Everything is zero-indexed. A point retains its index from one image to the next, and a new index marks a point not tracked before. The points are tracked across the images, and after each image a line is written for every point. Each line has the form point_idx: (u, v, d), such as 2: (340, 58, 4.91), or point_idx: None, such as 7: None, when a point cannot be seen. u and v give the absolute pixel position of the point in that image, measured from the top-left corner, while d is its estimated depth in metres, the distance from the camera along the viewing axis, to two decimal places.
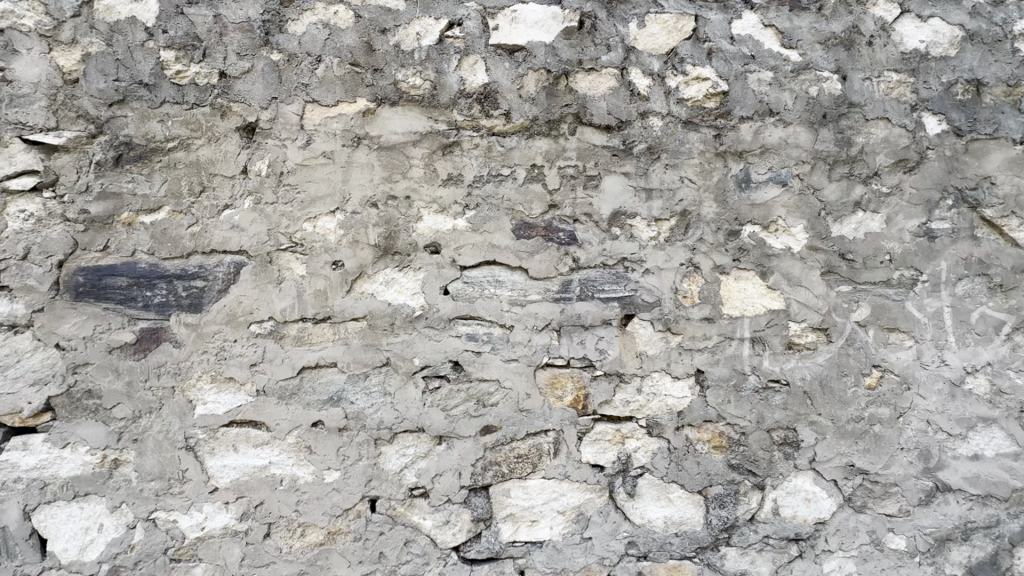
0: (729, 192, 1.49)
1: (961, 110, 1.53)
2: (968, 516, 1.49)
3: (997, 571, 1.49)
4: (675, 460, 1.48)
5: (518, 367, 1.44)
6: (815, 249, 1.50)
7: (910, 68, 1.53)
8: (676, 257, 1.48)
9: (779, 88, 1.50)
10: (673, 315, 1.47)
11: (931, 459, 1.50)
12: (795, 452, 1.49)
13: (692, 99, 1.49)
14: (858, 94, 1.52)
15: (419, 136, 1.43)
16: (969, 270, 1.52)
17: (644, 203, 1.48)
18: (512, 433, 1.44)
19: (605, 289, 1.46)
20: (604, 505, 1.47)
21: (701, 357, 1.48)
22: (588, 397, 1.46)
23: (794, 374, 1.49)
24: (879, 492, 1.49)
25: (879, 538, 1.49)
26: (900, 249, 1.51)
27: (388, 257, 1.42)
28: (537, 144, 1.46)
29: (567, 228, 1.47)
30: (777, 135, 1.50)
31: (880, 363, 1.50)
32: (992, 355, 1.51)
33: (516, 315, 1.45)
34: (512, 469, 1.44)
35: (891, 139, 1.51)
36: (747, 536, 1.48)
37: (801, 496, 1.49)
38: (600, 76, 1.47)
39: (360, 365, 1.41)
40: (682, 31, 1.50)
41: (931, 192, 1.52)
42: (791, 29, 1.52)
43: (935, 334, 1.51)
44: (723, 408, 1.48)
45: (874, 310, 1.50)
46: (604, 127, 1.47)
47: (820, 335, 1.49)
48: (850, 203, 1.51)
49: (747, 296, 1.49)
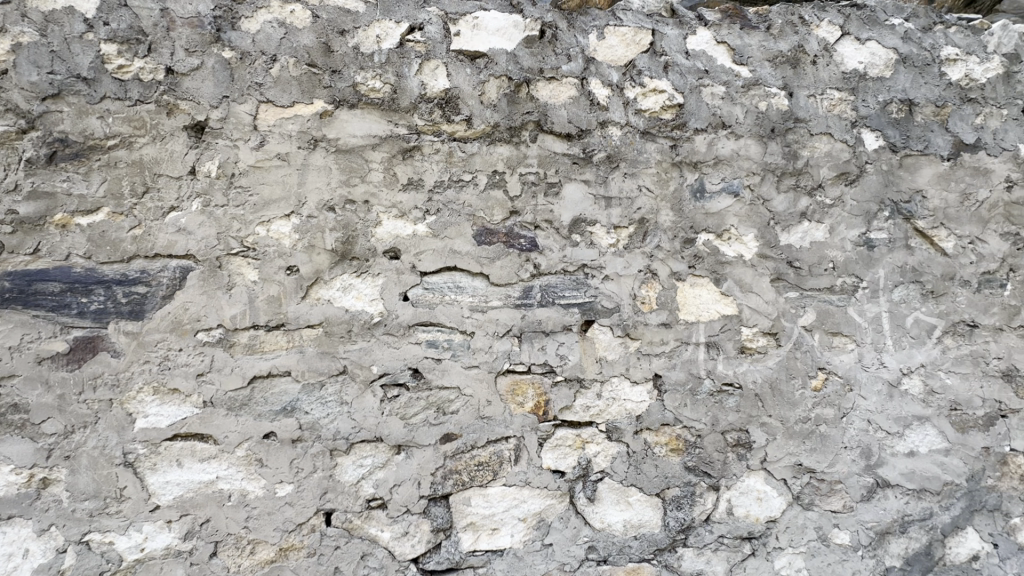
0: (684, 201, 1.53)
1: (896, 127, 1.64)
2: (905, 510, 1.58)
3: (931, 560, 1.58)
4: (634, 463, 1.50)
5: (479, 374, 1.43)
6: (765, 257, 1.56)
7: (850, 87, 1.63)
8: (634, 264, 1.51)
9: (731, 102, 1.56)
10: (632, 320, 1.50)
11: (872, 456, 1.58)
12: (748, 452, 1.54)
13: (649, 110, 1.53)
14: (804, 110, 1.60)
15: (379, 139, 1.41)
16: (904, 278, 1.62)
17: (603, 211, 1.50)
18: (472, 440, 1.42)
19: (565, 295, 1.48)
20: (565, 510, 1.47)
21: (658, 362, 1.51)
22: (549, 403, 1.46)
23: (747, 377, 1.54)
24: (825, 489, 1.56)
25: (826, 534, 1.56)
26: (843, 257, 1.59)
27: (346, 262, 1.39)
28: (499, 150, 1.46)
29: (528, 234, 1.47)
30: (729, 147, 1.55)
31: (825, 366, 1.57)
32: (925, 357, 1.61)
33: (477, 321, 1.44)
34: (473, 477, 1.42)
35: (833, 153, 1.60)
36: (703, 536, 1.51)
37: (753, 496, 1.54)
38: (561, 85, 1.49)
39: (315, 374, 1.36)
40: (640, 44, 1.55)
41: (870, 204, 1.61)
42: (741, 46, 1.60)
43: (874, 338, 1.59)
44: (679, 411, 1.51)
45: (819, 315, 1.57)
46: (565, 135, 1.49)
47: (770, 339, 1.55)
48: (796, 213, 1.58)
49: (702, 302, 1.53)
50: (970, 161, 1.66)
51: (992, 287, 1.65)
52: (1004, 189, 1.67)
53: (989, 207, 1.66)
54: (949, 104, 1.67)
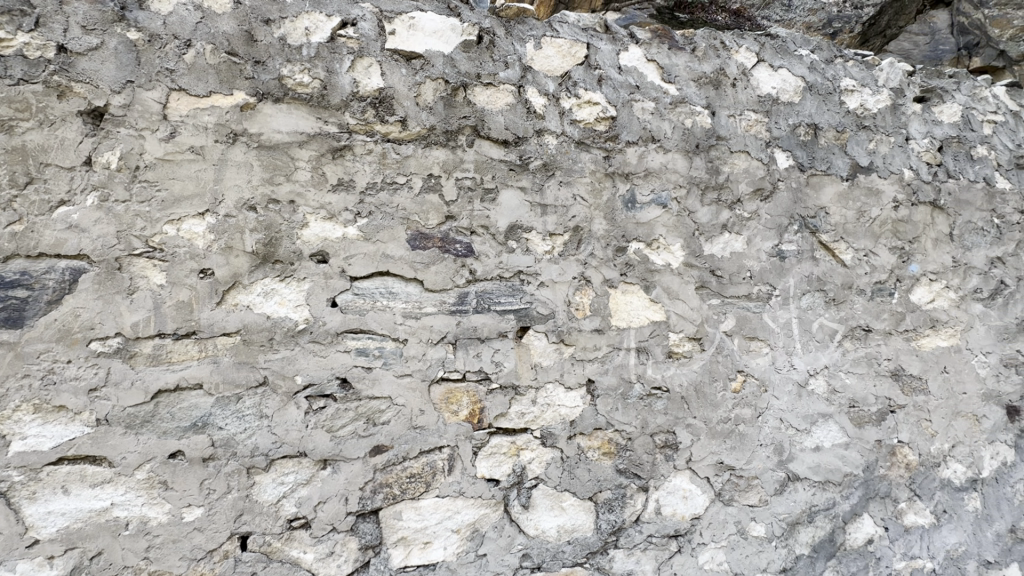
0: (617, 210, 1.58)
1: (804, 148, 1.79)
2: (812, 500, 1.71)
3: (834, 546, 1.72)
4: (568, 468, 1.51)
5: (412, 383, 1.39)
6: (690, 266, 1.64)
7: (765, 110, 1.76)
8: (569, 271, 1.53)
9: (660, 118, 1.64)
10: (566, 327, 1.52)
11: (784, 452, 1.70)
12: (674, 453, 1.60)
13: (584, 121, 1.57)
14: (725, 129, 1.70)
15: (307, 137, 1.33)
16: (811, 286, 1.76)
17: (539, 218, 1.51)
18: (404, 451, 1.38)
19: (501, 302, 1.47)
20: (499, 519, 1.46)
21: (592, 367, 1.54)
22: (484, 410, 1.44)
23: (673, 380, 1.60)
24: (743, 485, 1.65)
25: (743, 528, 1.65)
26: (759, 267, 1.71)
27: (268, 265, 1.30)
28: (434, 153, 1.44)
29: (464, 240, 1.45)
30: (658, 160, 1.62)
31: (743, 368, 1.67)
32: (828, 359, 1.76)
33: (411, 328, 1.40)
34: (404, 490, 1.37)
35: (750, 170, 1.72)
36: (633, 537, 1.55)
37: (680, 495, 1.60)
38: (498, 91, 1.49)
39: (231, 386, 1.26)
40: (575, 57, 1.59)
41: (782, 218, 1.74)
42: (670, 65, 1.69)
43: (785, 342, 1.72)
44: (611, 415, 1.54)
45: (738, 321, 1.68)
46: (501, 142, 1.49)
47: (695, 344, 1.63)
48: (718, 225, 1.68)
49: (633, 308, 1.58)
50: (866, 181, 1.84)
51: (883, 295, 1.84)
52: (892, 207, 1.87)
53: (881, 224, 1.85)
54: (847, 130, 1.85)
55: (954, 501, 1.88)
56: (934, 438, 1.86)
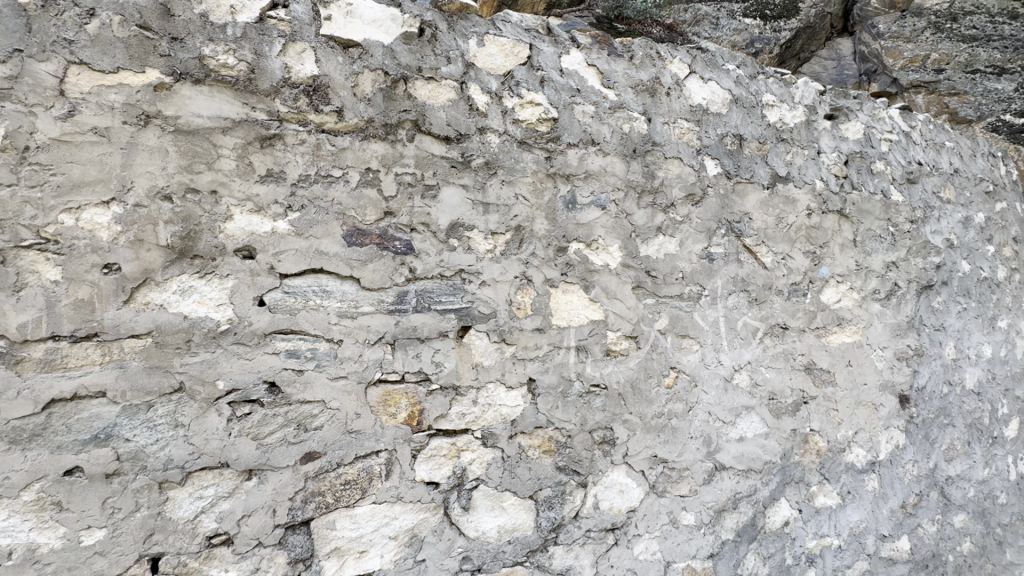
0: (558, 211, 1.60)
1: (730, 157, 1.90)
2: (737, 488, 1.82)
3: (755, 530, 1.84)
4: (508, 468, 1.51)
5: (347, 386, 1.33)
6: (627, 266, 1.69)
7: (696, 119, 1.85)
8: (510, 270, 1.53)
9: (600, 122, 1.68)
10: (508, 326, 1.51)
11: (712, 443, 1.79)
12: (612, 448, 1.64)
13: (526, 121, 1.57)
14: (660, 135, 1.77)
15: (231, 123, 1.24)
16: (736, 287, 1.88)
17: (481, 217, 1.50)
18: (338, 458, 1.31)
19: (442, 301, 1.44)
20: (439, 523, 1.43)
21: (533, 366, 1.54)
22: (423, 412, 1.40)
23: (611, 378, 1.65)
24: (675, 477, 1.73)
25: (675, 517, 1.72)
26: (690, 268, 1.79)
27: (185, 261, 1.19)
28: (373, 147, 1.38)
29: (403, 237, 1.41)
30: (598, 163, 1.66)
31: (676, 365, 1.75)
32: (751, 354, 1.89)
33: (346, 328, 1.34)
34: (338, 498, 1.31)
35: (683, 176, 1.80)
36: (572, 533, 1.58)
37: (616, 489, 1.64)
38: (440, 87, 1.47)
39: (140, 393, 1.14)
40: (518, 56, 1.60)
41: (711, 222, 1.84)
42: (609, 71, 1.74)
43: (713, 339, 1.82)
44: (551, 413, 1.56)
45: (671, 319, 1.75)
46: (443, 138, 1.46)
47: (632, 342, 1.68)
48: (653, 227, 1.74)
49: (573, 308, 1.61)
50: (784, 190, 1.99)
51: (798, 295, 2.00)
52: (806, 215, 2.03)
53: (796, 229, 2.01)
54: (768, 141, 1.99)
55: (856, 482, 2.08)
56: (840, 425, 2.04)
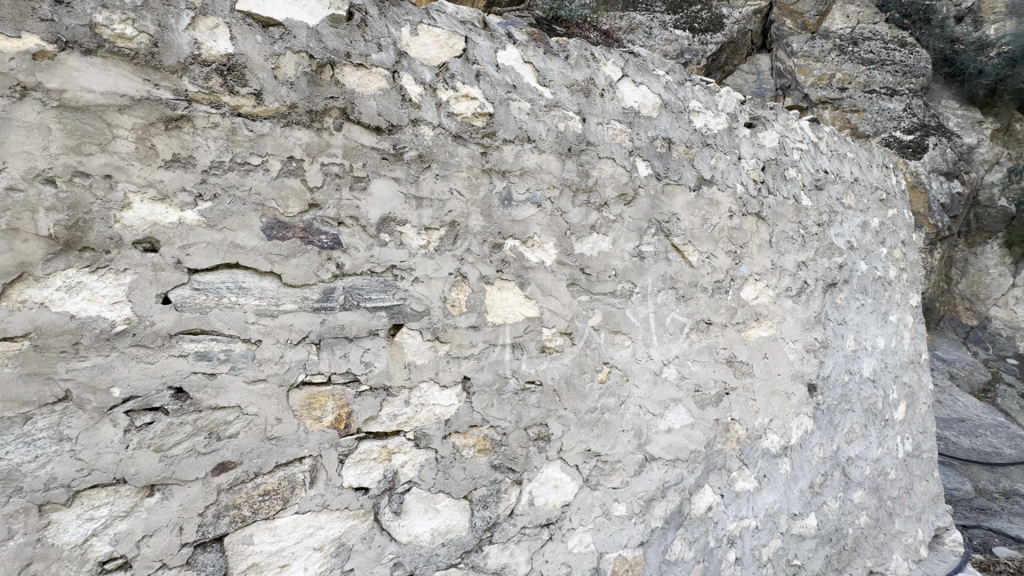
0: (494, 207, 1.58)
1: (660, 159, 1.98)
2: (665, 477, 1.89)
3: (682, 516, 1.93)
4: (442, 469, 1.47)
5: (266, 389, 1.24)
6: (562, 264, 1.71)
7: (629, 121, 1.91)
8: (445, 267, 1.49)
9: (535, 119, 1.68)
10: (442, 324, 1.48)
11: (642, 435, 1.85)
12: (547, 444, 1.65)
13: (461, 115, 1.54)
14: (594, 135, 1.81)
15: (129, 101, 1.12)
16: (665, 284, 1.95)
17: (413, 211, 1.45)
18: (256, 467, 1.22)
19: (371, 298, 1.38)
20: (368, 529, 1.36)
21: (467, 364, 1.51)
22: (351, 415, 1.34)
23: (546, 374, 1.65)
24: (608, 469, 1.77)
25: (608, 509, 1.76)
26: (622, 266, 1.84)
27: (73, 253, 1.06)
28: (296, 135, 1.30)
29: (330, 231, 1.34)
30: (533, 160, 1.66)
31: (609, 360, 1.79)
32: (679, 349, 1.97)
33: (265, 327, 1.25)
34: (256, 510, 1.22)
35: (616, 176, 1.85)
36: (507, 530, 1.57)
37: (551, 484, 1.65)
38: (370, 74, 1.40)
39: (13, 404, 0.99)
40: (453, 48, 1.57)
41: (642, 222, 1.90)
42: (545, 69, 1.75)
43: (644, 335, 1.88)
44: (486, 412, 1.54)
45: (604, 316, 1.79)
46: (374, 128, 1.40)
47: (566, 338, 1.70)
48: (588, 225, 1.77)
49: (509, 305, 1.60)
50: (708, 192, 2.09)
51: (721, 292, 2.11)
52: (728, 216, 2.15)
53: (719, 230, 2.12)
54: (695, 146, 2.09)
55: (771, 466, 2.23)
56: (757, 413, 2.19)
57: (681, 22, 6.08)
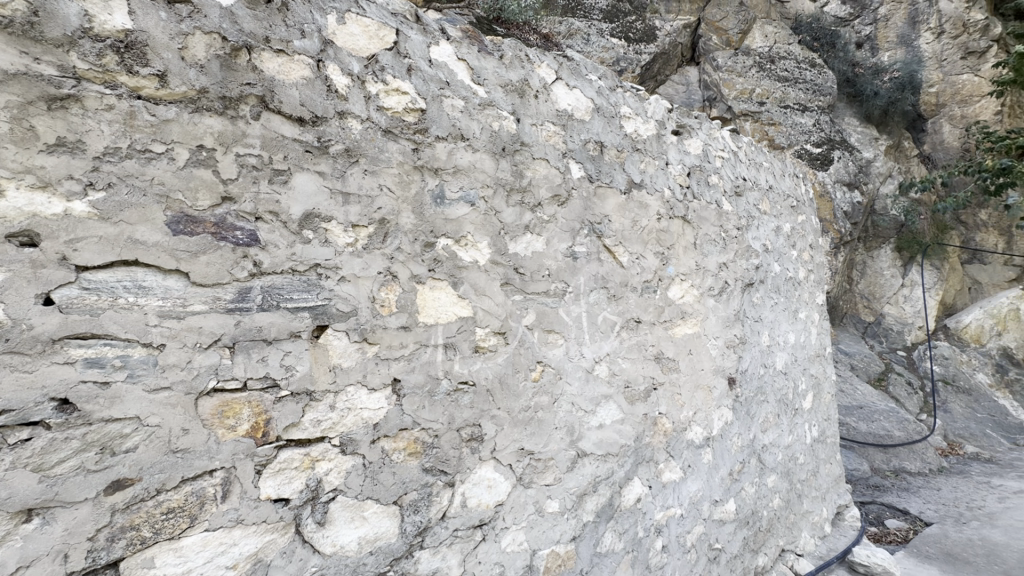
0: (425, 205, 1.55)
1: (593, 162, 2.03)
2: (597, 472, 1.94)
3: (612, 509, 1.99)
4: (370, 475, 1.41)
5: (171, 398, 1.13)
6: (496, 263, 1.70)
7: (562, 123, 1.94)
8: (373, 265, 1.44)
9: (469, 117, 1.67)
10: (370, 325, 1.42)
11: (575, 432, 1.89)
12: (480, 445, 1.64)
13: (392, 109, 1.50)
14: (528, 136, 1.82)
15: (2, 75, 0.99)
16: (597, 284, 2.01)
17: (340, 207, 1.39)
18: (158, 483, 1.12)
19: (293, 298, 1.31)
20: (289, 543, 1.28)
21: (397, 365, 1.47)
22: (270, 422, 1.26)
23: (479, 374, 1.64)
24: (541, 467, 1.78)
25: (541, 506, 1.77)
26: (556, 266, 1.87)
27: None
28: (207, 122, 1.20)
29: (245, 226, 1.26)
30: (466, 159, 1.65)
31: (542, 359, 1.81)
32: (609, 346, 2.03)
33: (169, 330, 1.14)
34: (158, 530, 1.11)
35: (549, 177, 1.87)
36: (439, 534, 1.53)
37: (484, 485, 1.64)
38: (292, 62, 1.33)
39: None
40: (383, 40, 1.52)
41: (575, 223, 1.94)
42: (479, 68, 1.74)
43: (576, 334, 1.92)
44: (418, 414, 1.50)
45: (538, 315, 1.81)
46: (296, 119, 1.33)
47: (500, 338, 1.70)
48: (522, 225, 1.78)
49: (441, 305, 1.57)
50: (638, 196, 2.18)
51: (650, 292, 2.20)
52: (656, 219, 2.25)
53: (648, 232, 2.21)
54: (625, 150, 2.16)
55: (695, 456, 2.36)
56: (682, 407, 2.30)
57: (617, 31, 6.34)
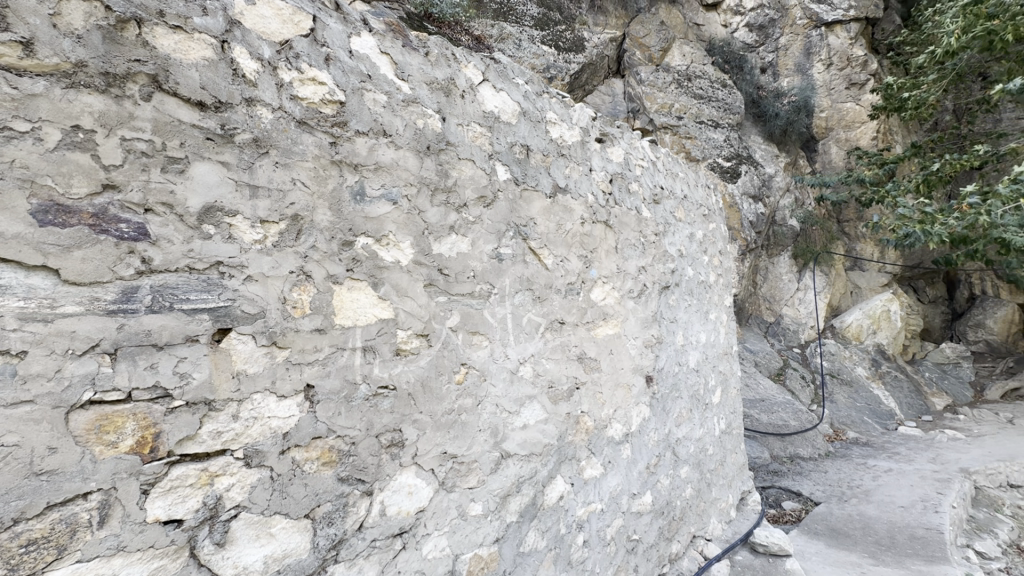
0: (344, 202, 1.48)
1: (519, 165, 2.05)
2: (520, 472, 1.96)
3: (536, 508, 2.01)
4: (278, 488, 1.32)
5: (34, 413, 0.99)
6: (419, 264, 1.66)
7: (489, 125, 1.94)
8: (285, 264, 1.35)
9: (392, 113, 1.62)
10: (280, 328, 1.33)
11: (499, 433, 1.89)
12: (400, 451, 1.58)
13: (307, 99, 1.42)
14: (454, 136, 1.80)
15: None
16: (522, 286, 2.02)
17: (246, 201, 1.29)
18: (16, 512, 0.96)
19: (189, 299, 1.19)
20: (181, 568, 1.16)
21: (311, 371, 1.39)
22: (159, 437, 1.14)
23: (401, 378, 1.59)
24: (464, 470, 1.76)
25: (464, 510, 1.75)
26: (481, 267, 1.86)
27: None
28: (84, 99, 1.08)
29: (132, 219, 1.13)
30: (389, 155, 1.60)
31: (466, 361, 1.80)
32: (534, 347, 2.06)
33: (33, 335, 1.00)
34: (15, 566, 0.96)
35: (475, 178, 1.86)
36: (355, 546, 1.46)
37: (404, 491, 1.59)
38: (191, 40, 1.22)
39: None
40: (299, 26, 1.44)
41: (501, 225, 1.95)
42: (403, 63, 1.69)
43: (501, 336, 1.92)
44: (333, 421, 1.42)
45: (462, 317, 1.79)
46: (195, 102, 1.22)
47: (423, 340, 1.66)
48: (446, 225, 1.76)
49: (360, 307, 1.51)
50: (563, 200, 2.23)
51: (573, 294, 2.26)
52: (580, 223, 2.31)
53: (572, 236, 2.27)
54: (551, 155, 2.20)
55: (615, 452, 2.45)
56: (603, 405, 2.39)
57: (548, 39, 6.53)
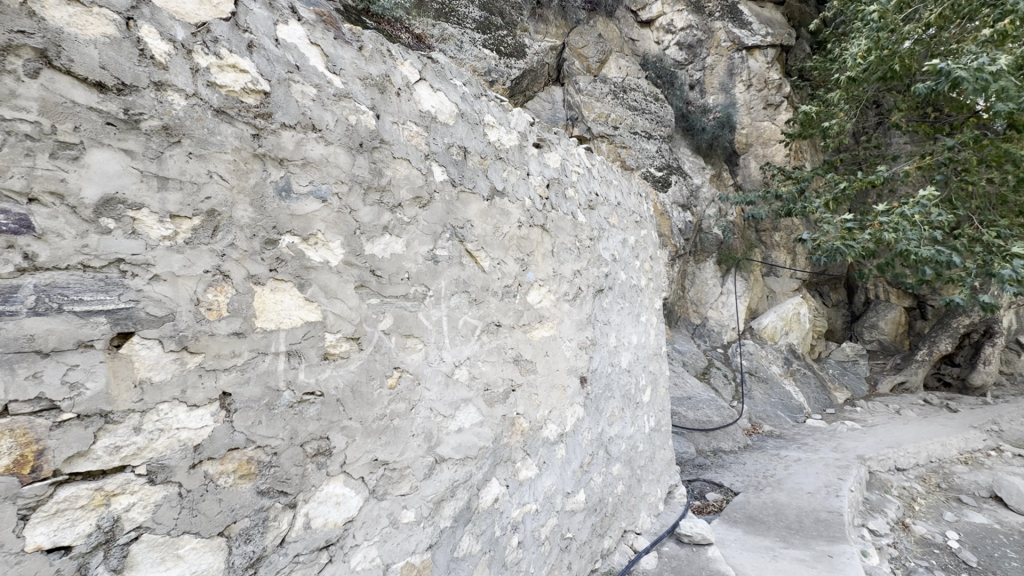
0: (267, 198, 1.39)
1: (456, 167, 2.03)
2: (455, 477, 1.94)
3: (470, 511, 2.00)
4: (188, 506, 1.21)
5: None
6: (350, 265, 1.60)
7: (425, 124, 1.91)
8: (198, 263, 1.25)
9: (322, 107, 1.55)
10: (191, 331, 1.23)
11: (433, 438, 1.86)
12: (327, 460, 1.51)
13: (227, 87, 1.33)
14: (389, 134, 1.75)
15: None
16: (458, 288, 2.01)
17: (153, 194, 1.18)
18: None
19: (82, 300, 1.08)
20: None
21: (228, 378, 1.29)
22: (43, 454, 1.02)
23: (328, 384, 1.52)
24: (396, 477, 1.72)
25: (395, 518, 1.71)
26: (415, 269, 1.83)
27: None
28: None
29: (12, 210, 1.01)
30: (318, 151, 1.53)
31: (399, 365, 1.75)
32: (470, 350, 2.05)
33: None
34: None
35: (410, 178, 1.82)
36: (276, 563, 1.38)
37: (331, 502, 1.52)
38: (89, 14, 1.11)
39: None
40: (218, 9, 1.35)
41: (436, 226, 1.92)
42: (334, 55, 1.63)
43: (436, 339, 1.90)
44: (252, 430, 1.33)
45: (396, 319, 1.75)
46: (93, 83, 1.11)
47: (353, 344, 1.60)
48: (379, 225, 1.70)
49: (283, 309, 1.43)
50: (500, 203, 2.24)
51: (510, 296, 2.27)
52: (517, 226, 2.33)
53: (509, 239, 2.28)
54: (488, 157, 2.21)
55: (550, 452, 2.49)
56: (539, 406, 2.42)
57: (490, 43, 6.58)
